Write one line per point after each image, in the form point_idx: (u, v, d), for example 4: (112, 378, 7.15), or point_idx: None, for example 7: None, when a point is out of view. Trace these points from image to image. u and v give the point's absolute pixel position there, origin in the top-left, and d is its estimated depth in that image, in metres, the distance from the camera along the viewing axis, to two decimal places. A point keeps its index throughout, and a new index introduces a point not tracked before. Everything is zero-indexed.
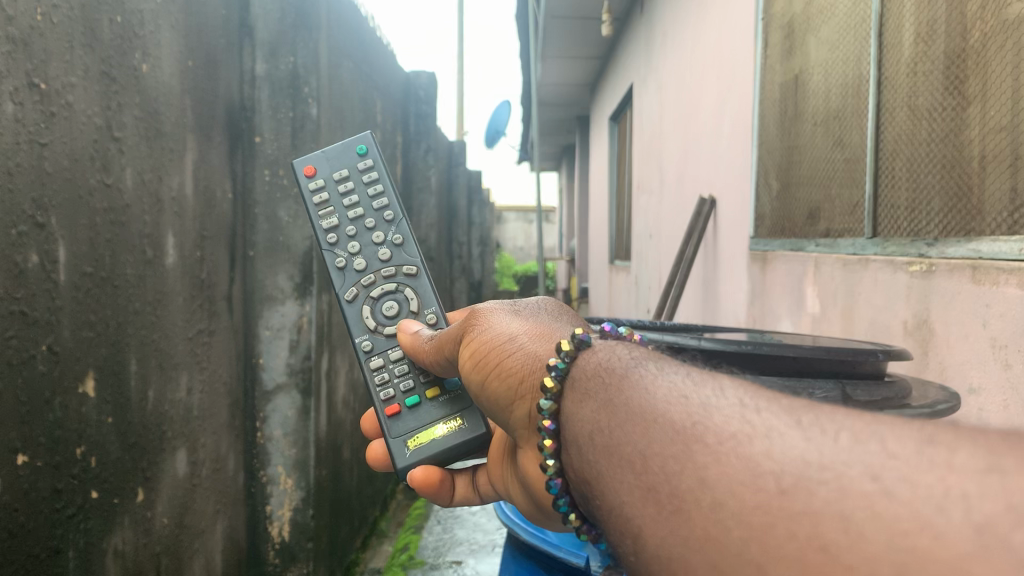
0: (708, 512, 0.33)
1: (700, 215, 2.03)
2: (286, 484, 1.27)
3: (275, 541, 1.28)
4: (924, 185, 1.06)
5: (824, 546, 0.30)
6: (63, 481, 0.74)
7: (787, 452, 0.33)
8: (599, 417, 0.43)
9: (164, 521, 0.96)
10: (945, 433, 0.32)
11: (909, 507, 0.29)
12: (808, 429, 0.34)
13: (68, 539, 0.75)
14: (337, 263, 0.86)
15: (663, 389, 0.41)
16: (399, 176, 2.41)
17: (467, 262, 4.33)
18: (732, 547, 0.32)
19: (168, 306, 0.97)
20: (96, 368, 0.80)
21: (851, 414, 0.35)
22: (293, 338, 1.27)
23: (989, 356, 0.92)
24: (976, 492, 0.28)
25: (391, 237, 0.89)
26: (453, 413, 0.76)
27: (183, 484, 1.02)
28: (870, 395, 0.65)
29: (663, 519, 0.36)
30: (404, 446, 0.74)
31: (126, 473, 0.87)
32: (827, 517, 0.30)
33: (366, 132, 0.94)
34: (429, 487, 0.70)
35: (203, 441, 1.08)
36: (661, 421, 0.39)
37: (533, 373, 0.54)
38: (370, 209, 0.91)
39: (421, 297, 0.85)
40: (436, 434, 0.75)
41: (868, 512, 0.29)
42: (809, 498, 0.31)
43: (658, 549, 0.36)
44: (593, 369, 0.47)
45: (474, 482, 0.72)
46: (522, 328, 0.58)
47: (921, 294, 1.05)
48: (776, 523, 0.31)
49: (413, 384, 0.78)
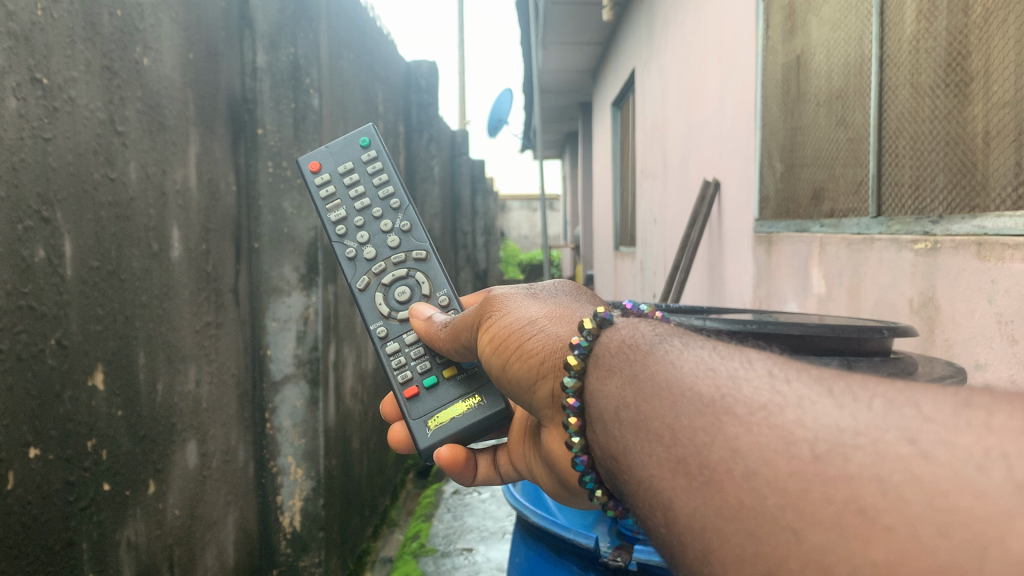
0: (741, 482, 0.33)
1: (704, 199, 2.03)
2: (297, 474, 1.28)
3: (287, 531, 1.29)
4: (929, 163, 1.06)
5: (862, 509, 0.29)
6: (75, 473, 0.75)
7: (821, 419, 0.33)
8: (625, 392, 0.44)
9: (175, 513, 0.97)
10: (980, 397, 0.32)
11: (949, 468, 0.29)
12: (841, 397, 0.34)
13: (81, 530, 0.76)
14: (348, 253, 0.86)
15: (692, 363, 0.41)
16: (401, 167, 2.41)
17: (471, 252, 4.33)
18: (767, 514, 0.32)
19: (175, 299, 0.97)
20: (104, 361, 0.81)
21: (883, 381, 0.35)
22: (300, 328, 1.27)
23: (996, 332, 0.92)
24: (1017, 451, 0.28)
25: (397, 225, 0.89)
26: (471, 393, 0.76)
27: (194, 475, 1.03)
28: (876, 371, 0.66)
29: (694, 492, 0.35)
30: (425, 427, 0.74)
31: (137, 466, 0.87)
32: (863, 480, 0.30)
33: (367, 124, 0.94)
34: (453, 465, 0.69)
35: (213, 433, 1.09)
36: (688, 394, 0.39)
37: (555, 353, 0.54)
38: (376, 198, 0.91)
39: (432, 280, 0.85)
40: (455, 413, 0.75)
41: (905, 474, 0.29)
42: (845, 463, 0.31)
43: (691, 519, 0.35)
44: (618, 346, 0.47)
45: (494, 461, 0.72)
46: (540, 311, 0.58)
47: (927, 271, 1.05)
48: (811, 488, 0.31)
49: (429, 365, 0.78)
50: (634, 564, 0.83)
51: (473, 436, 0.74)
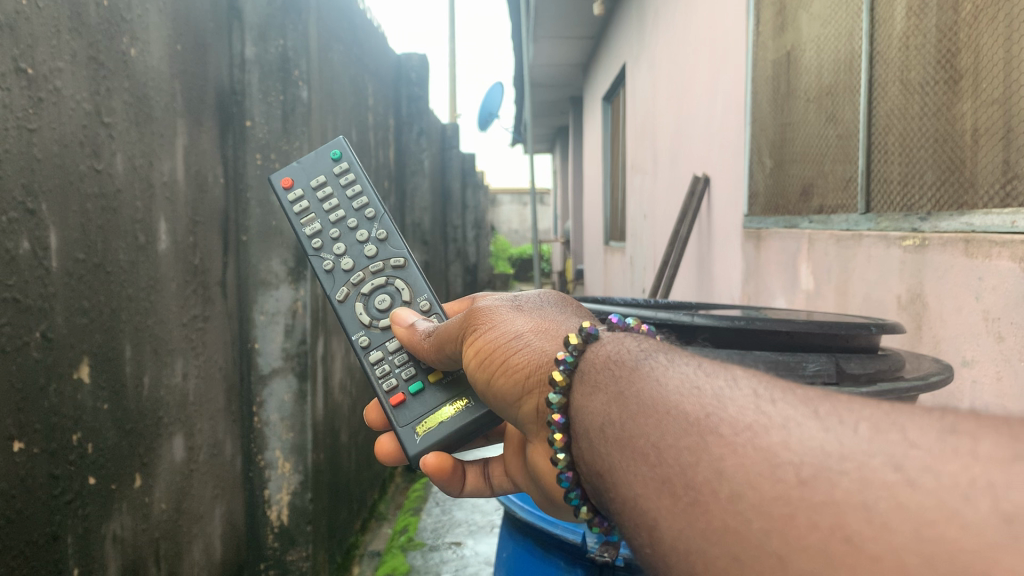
0: (726, 504, 0.33)
1: (694, 195, 2.04)
2: (285, 468, 1.28)
3: (274, 525, 1.28)
4: (917, 160, 1.06)
5: (848, 537, 0.29)
6: (59, 467, 0.75)
7: (806, 442, 0.33)
8: (610, 408, 0.44)
9: (162, 507, 0.96)
10: (964, 423, 0.32)
11: (933, 497, 0.29)
12: (827, 419, 0.34)
13: (66, 525, 0.75)
14: (326, 265, 0.86)
15: (676, 381, 0.41)
16: (390, 160, 2.39)
17: (460, 246, 4.33)
18: (753, 539, 0.32)
19: (162, 292, 0.97)
20: (90, 354, 0.80)
21: (869, 403, 0.35)
22: (289, 322, 1.26)
23: (982, 329, 0.93)
24: (1003, 482, 0.28)
25: (372, 234, 0.89)
26: (456, 396, 0.74)
27: (180, 469, 1.02)
28: (863, 367, 0.66)
29: (678, 513, 0.36)
30: (414, 433, 0.74)
31: (123, 460, 0.87)
32: (849, 507, 0.30)
33: (337, 137, 0.94)
34: (445, 479, 0.70)
35: (201, 426, 1.08)
36: (672, 414, 0.39)
37: (539, 368, 0.54)
38: (350, 210, 0.91)
39: (411, 287, 0.85)
40: (444, 416, 0.73)
41: (891, 502, 0.29)
42: (831, 488, 0.31)
43: (676, 540, 0.35)
44: (605, 362, 0.47)
45: (485, 473, 0.73)
46: (526, 324, 0.58)
47: (915, 268, 1.05)
48: (797, 513, 0.31)
49: (416, 372, 0.77)
50: (622, 559, 0.83)
51: (459, 442, 0.73)
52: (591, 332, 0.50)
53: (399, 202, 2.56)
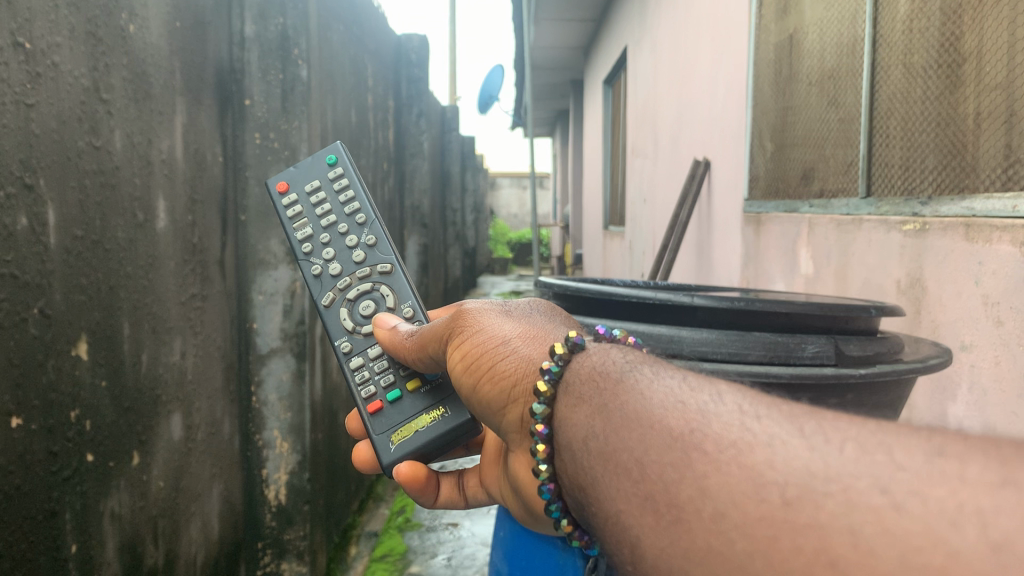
0: (709, 524, 0.33)
1: (694, 178, 2.03)
2: (282, 448, 1.28)
3: (271, 504, 1.29)
4: (919, 144, 1.06)
5: (833, 561, 0.29)
6: (57, 444, 0.75)
7: (791, 462, 0.33)
8: (593, 421, 0.43)
9: (159, 485, 0.96)
10: (953, 444, 0.31)
11: (921, 522, 0.29)
12: (812, 438, 0.34)
13: (64, 501, 0.76)
14: (313, 270, 0.84)
15: (660, 397, 0.40)
16: (390, 140, 2.39)
17: (459, 228, 4.33)
18: (736, 560, 0.32)
19: (160, 270, 0.97)
20: (88, 331, 0.80)
21: (855, 421, 0.35)
22: (287, 303, 1.26)
23: (980, 314, 0.93)
24: (990, 506, 0.28)
25: (361, 241, 0.87)
26: (433, 405, 0.74)
27: (179, 447, 1.02)
28: (863, 349, 0.67)
29: (662, 530, 0.35)
30: (389, 441, 0.73)
31: (121, 437, 0.87)
32: (835, 531, 0.30)
33: (334, 142, 0.93)
34: (421, 487, 0.70)
35: (199, 406, 1.08)
36: (656, 432, 0.38)
37: (526, 377, 0.53)
38: (341, 215, 0.89)
39: (397, 292, 0.82)
40: (419, 426, 0.73)
41: (878, 527, 0.29)
42: (815, 511, 0.31)
43: (657, 558, 0.36)
44: (590, 374, 0.46)
45: (460, 484, 0.73)
46: (514, 330, 0.57)
47: (915, 253, 1.05)
48: (780, 536, 0.31)
49: (394, 379, 0.76)
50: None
51: (435, 452, 0.72)
52: (577, 343, 0.50)
53: (398, 182, 2.55)
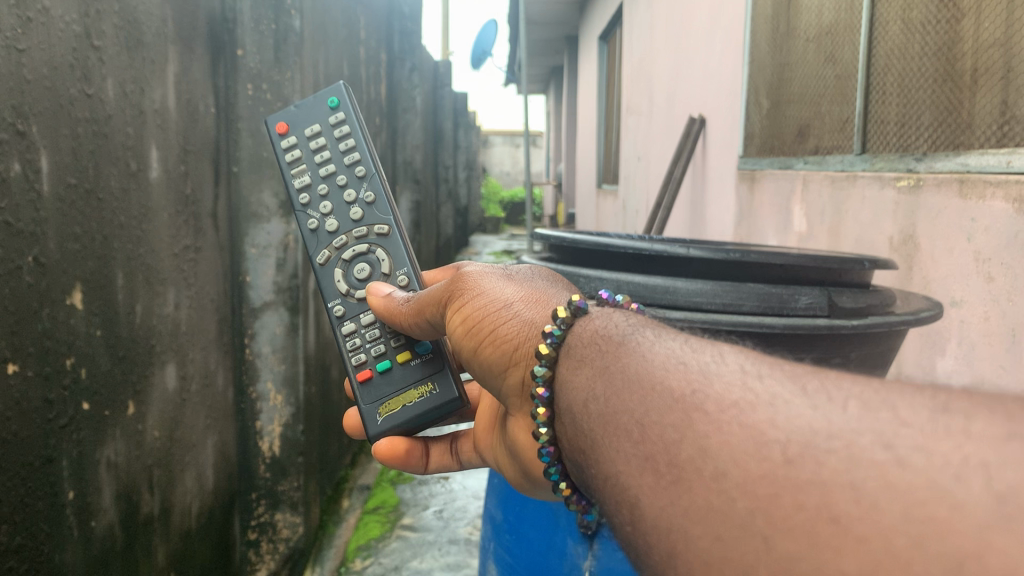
0: (709, 482, 0.32)
1: (689, 136, 2.01)
2: (276, 400, 1.29)
3: (265, 456, 1.30)
4: (915, 101, 1.06)
5: (835, 517, 0.28)
6: (53, 391, 0.75)
7: (793, 420, 0.31)
8: (594, 383, 0.43)
9: (154, 434, 0.97)
10: (959, 399, 0.30)
11: (923, 475, 0.27)
12: (815, 395, 0.32)
13: (61, 448, 0.76)
14: (311, 223, 0.84)
15: (661, 357, 0.40)
16: (383, 96, 2.37)
17: (451, 185, 4.32)
18: (738, 519, 0.31)
19: (153, 221, 0.96)
20: (82, 280, 0.80)
21: (859, 379, 0.33)
22: (280, 256, 1.28)
23: (972, 271, 0.94)
24: (997, 460, 0.26)
25: (361, 194, 0.84)
26: (423, 378, 0.74)
27: (173, 398, 1.03)
28: (856, 302, 0.69)
29: (662, 490, 0.34)
30: (377, 412, 0.74)
31: (116, 386, 0.87)
32: (837, 486, 0.28)
33: (336, 86, 0.88)
34: (403, 459, 0.72)
35: (192, 356, 1.09)
36: (656, 393, 0.38)
37: (527, 341, 0.54)
38: (341, 165, 0.86)
39: (392, 257, 0.80)
40: (407, 400, 0.74)
41: (880, 481, 0.28)
42: (817, 466, 0.29)
43: (657, 519, 0.34)
44: (594, 336, 0.47)
45: (451, 448, 0.73)
46: (516, 294, 0.57)
47: (908, 209, 1.05)
48: (782, 493, 0.30)
49: (387, 348, 0.76)
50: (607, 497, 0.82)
51: (421, 425, 0.74)
52: (580, 307, 0.50)
53: (391, 139, 2.54)
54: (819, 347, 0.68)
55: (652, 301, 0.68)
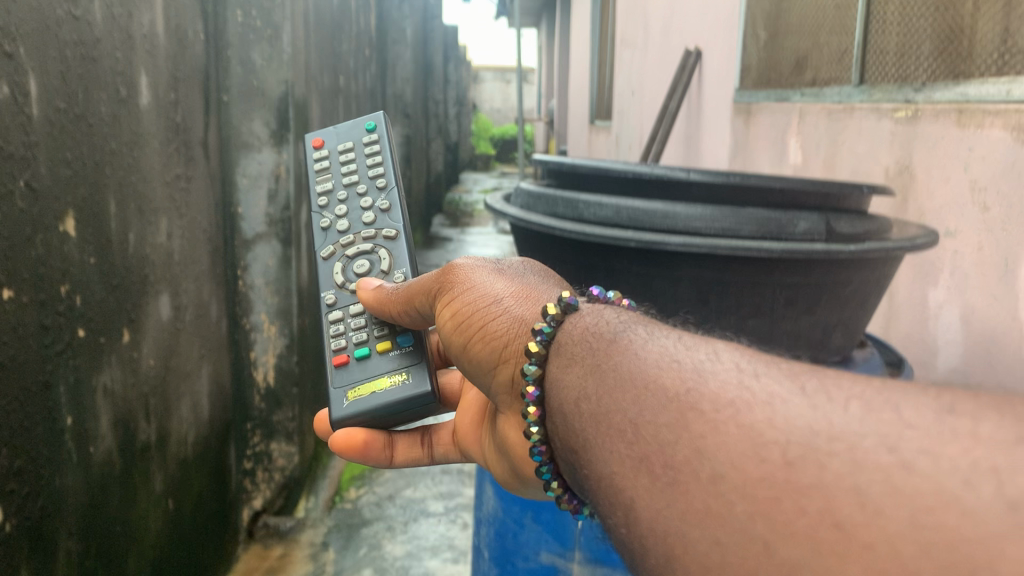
0: (708, 485, 0.34)
1: (685, 69, 1.99)
2: (269, 332, 1.30)
3: (260, 386, 1.31)
4: (915, 30, 1.05)
5: (838, 523, 0.30)
6: (49, 318, 0.75)
7: (792, 420, 0.33)
8: (585, 383, 0.45)
9: (150, 363, 0.98)
10: (965, 401, 0.32)
11: (932, 481, 0.28)
12: (814, 395, 0.34)
13: (57, 375, 0.76)
14: (323, 222, 0.80)
15: (653, 356, 0.42)
16: (373, 24, 2.33)
17: (441, 119, 4.28)
18: (736, 522, 0.32)
19: (145, 149, 0.95)
20: (75, 207, 0.80)
21: (859, 379, 0.35)
22: (271, 186, 1.25)
23: (968, 200, 0.94)
24: (1007, 466, 0.28)
25: (379, 201, 0.80)
26: (398, 366, 0.67)
27: (168, 327, 1.03)
28: (853, 228, 0.71)
29: (658, 491, 0.36)
30: (344, 397, 0.67)
31: (111, 313, 0.87)
32: (839, 492, 0.30)
33: (375, 110, 0.86)
34: (365, 450, 0.67)
35: (186, 287, 1.09)
36: (650, 394, 0.40)
37: (518, 338, 0.54)
38: (365, 177, 0.82)
39: (394, 258, 0.75)
40: (379, 387, 0.66)
41: (885, 487, 0.29)
42: (819, 471, 0.31)
43: (652, 521, 0.36)
44: (584, 333, 0.48)
45: (427, 442, 0.72)
46: (506, 289, 0.58)
47: (905, 140, 1.05)
48: (782, 497, 0.31)
49: (368, 335, 0.70)
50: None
51: (390, 415, 0.66)
52: (569, 304, 0.51)
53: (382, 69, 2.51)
54: (815, 269, 0.71)
55: (654, 225, 0.72)
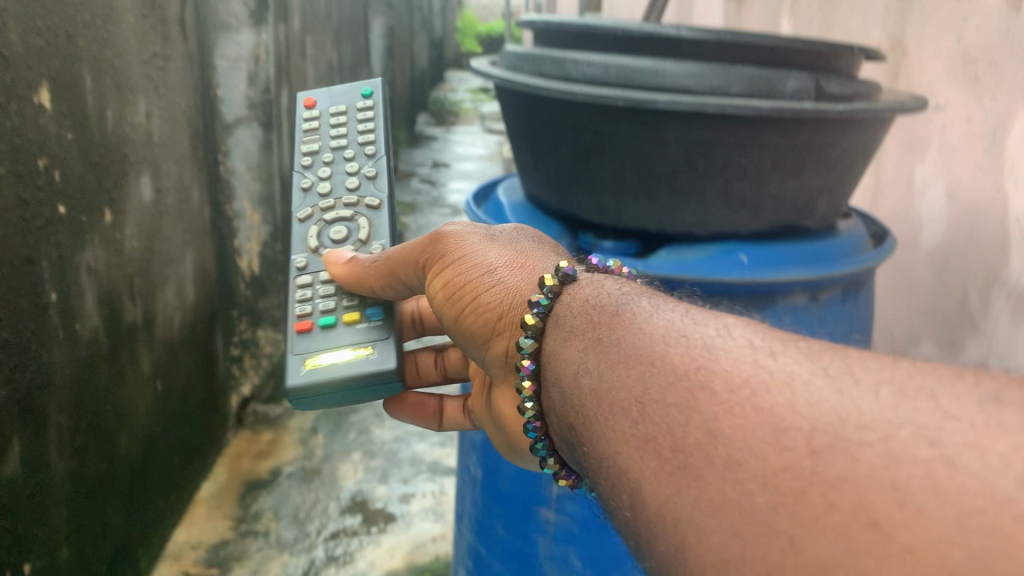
0: (722, 472, 0.29)
1: None
2: (252, 219, 1.30)
3: (245, 274, 1.32)
4: None
5: (874, 522, 0.25)
6: (29, 191, 0.74)
7: (817, 405, 0.29)
8: (586, 356, 0.40)
9: (134, 245, 0.97)
10: (1010, 391, 0.27)
11: (980, 480, 0.24)
12: (838, 378, 0.30)
13: (40, 249, 0.76)
14: (305, 182, 0.71)
15: (656, 332, 0.37)
16: None
17: (424, 12, 4.17)
18: (758, 514, 0.27)
19: (119, 23, 0.92)
20: (49, 78, 0.77)
21: (886, 361, 0.31)
22: (251, 68, 1.22)
23: (959, 73, 0.93)
24: None
25: (364, 167, 0.71)
26: (362, 339, 0.58)
27: (149, 209, 1.02)
28: (841, 89, 0.71)
29: (665, 476, 0.31)
30: (301, 365, 0.57)
31: (92, 191, 0.86)
32: (875, 487, 0.25)
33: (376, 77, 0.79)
34: (397, 403, 0.66)
35: (167, 169, 1.07)
36: (656, 372, 0.35)
37: (513, 309, 0.48)
38: (354, 141, 0.74)
39: (374, 227, 0.66)
40: (340, 358, 0.57)
41: (927, 482, 0.25)
42: (851, 463, 0.26)
43: (661, 507, 0.31)
44: (582, 305, 0.44)
45: (466, 406, 0.67)
46: (500, 258, 0.51)
47: (899, 13, 1.03)
48: (809, 491, 0.26)
49: (335, 305, 0.60)
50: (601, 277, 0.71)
51: (352, 395, 0.56)
52: (567, 274, 0.46)
53: None
54: (805, 129, 0.69)
55: (642, 83, 0.71)
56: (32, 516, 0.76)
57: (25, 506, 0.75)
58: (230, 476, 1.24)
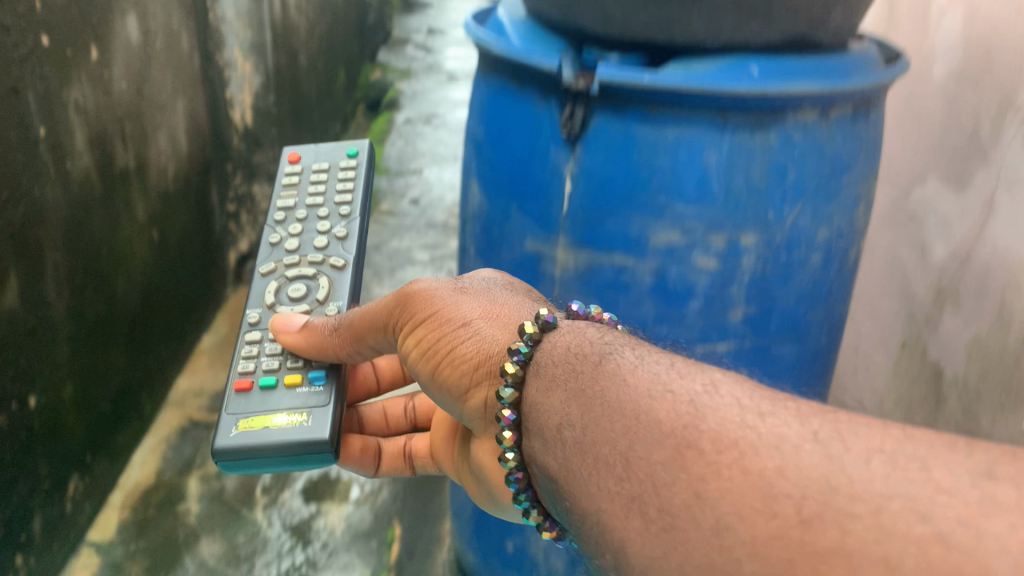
0: (709, 537, 0.30)
1: None
2: (245, 68, 1.28)
3: (240, 126, 1.29)
4: None
5: None
6: (10, 20, 0.70)
7: (804, 471, 0.29)
8: (569, 408, 0.39)
9: (121, 86, 0.94)
10: (1006, 465, 0.27)
11: (972, 559, 0.24)
12: (828, 445, 0.30)
13: (26, 79, 0.73)
14: (274, 237, 0.67)
15: (639, 380, 0.37)
16: None
17: None
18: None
19: None
20: None
21: (875, 425, 0.31)
22: None
23: None
24: None
25: (336, 227, 0.68)
26: (302, 403, 0.55)
27: (138, 52, 0.98)
28: None
29: (651, 539, 0.32)
30: (233, 425, 0.54)
31: (75, 25, 0.83)
32: (863, 561, 0.26)
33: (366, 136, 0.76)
34: (344, 449, 0.64)
35: (154, 10, 1.02)
36: (638, 431, 0.34)
37: (493, 359, 0.46)
38: (331, 201, 0.71)
39: (334, 287, 0.63)
40: (271, 423, 0.54)
41: (917, 558, 0.25)
42: (841, 535, 0.27)
43: (646, 567, 0.32)
44: (572, 350, 0.42)
45: (408, 451, 0.67)
46: (475, 308, 0.49)
47: None
48: (797, 561, 0.27)
49: (279, 364, 0.58)
50: (596, 89, 0.60)
51: (279, 461, 0.54)
52: (547, 321, 0.44)
53: None
54: None
55: None
56: (36, 352, 0.75)
57: (27, 340, 0.74)
58: (230, 329, 1.27)
